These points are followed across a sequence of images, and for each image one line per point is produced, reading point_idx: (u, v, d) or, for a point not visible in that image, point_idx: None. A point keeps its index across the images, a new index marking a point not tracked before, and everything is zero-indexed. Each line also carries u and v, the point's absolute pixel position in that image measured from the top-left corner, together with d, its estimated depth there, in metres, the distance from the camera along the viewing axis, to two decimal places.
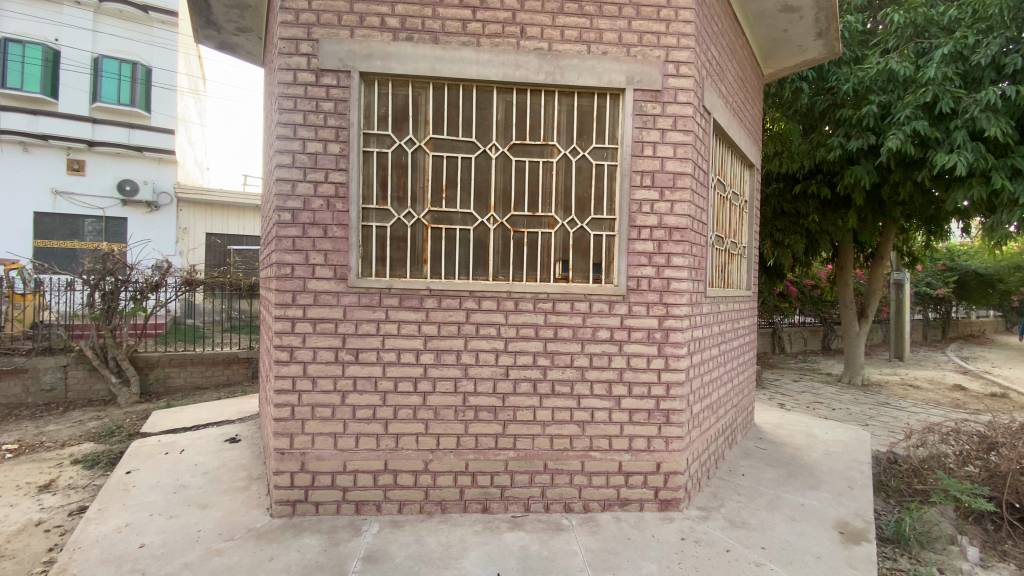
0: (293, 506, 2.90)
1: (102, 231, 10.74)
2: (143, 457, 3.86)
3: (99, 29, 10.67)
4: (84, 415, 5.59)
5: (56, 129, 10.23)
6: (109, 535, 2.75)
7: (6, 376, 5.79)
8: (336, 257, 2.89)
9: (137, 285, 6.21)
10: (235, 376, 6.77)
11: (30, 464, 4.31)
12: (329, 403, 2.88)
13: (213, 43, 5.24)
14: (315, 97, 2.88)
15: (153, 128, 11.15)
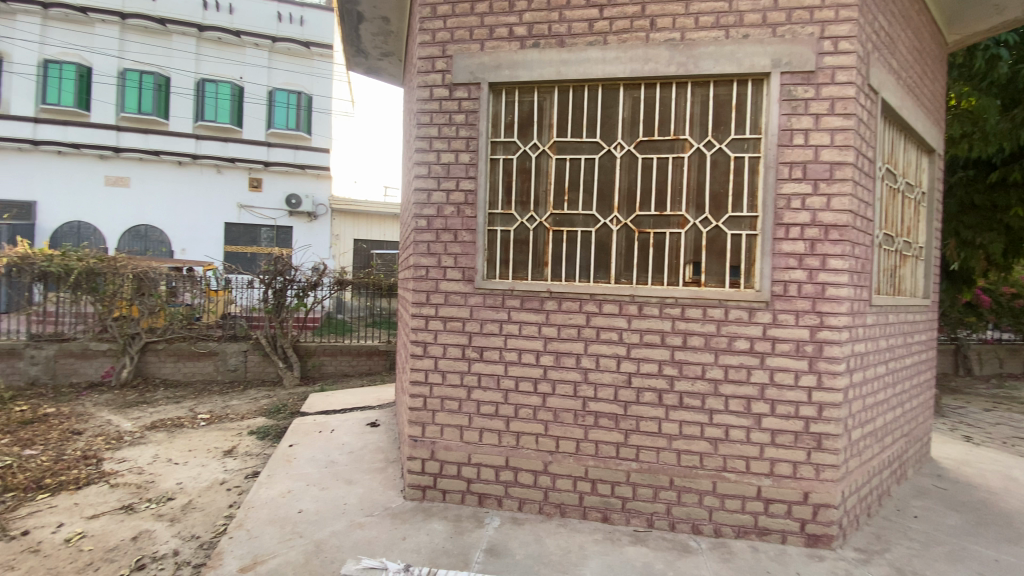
0: (423, 491, 3.08)
1: (275, 238, 12.57)
2: (302, 433, 4.42)
3: (273, 66, 12.57)
4: (258, 394, 6.61)
5: (242, 154, 12.27)
6: (275, 498, 3.19)
7: (203, 357, 7.02)
8: (464, 260, 3.02)
9: (300, 284, 7.21)
10: (376, 366, 7.56)
11: (217, 431, 5.18)
12: (456, 397, 3.02)
13: (362, 69, 5.84)
14: (449, 110, 3.05)
15: (313, 148, 12.83)
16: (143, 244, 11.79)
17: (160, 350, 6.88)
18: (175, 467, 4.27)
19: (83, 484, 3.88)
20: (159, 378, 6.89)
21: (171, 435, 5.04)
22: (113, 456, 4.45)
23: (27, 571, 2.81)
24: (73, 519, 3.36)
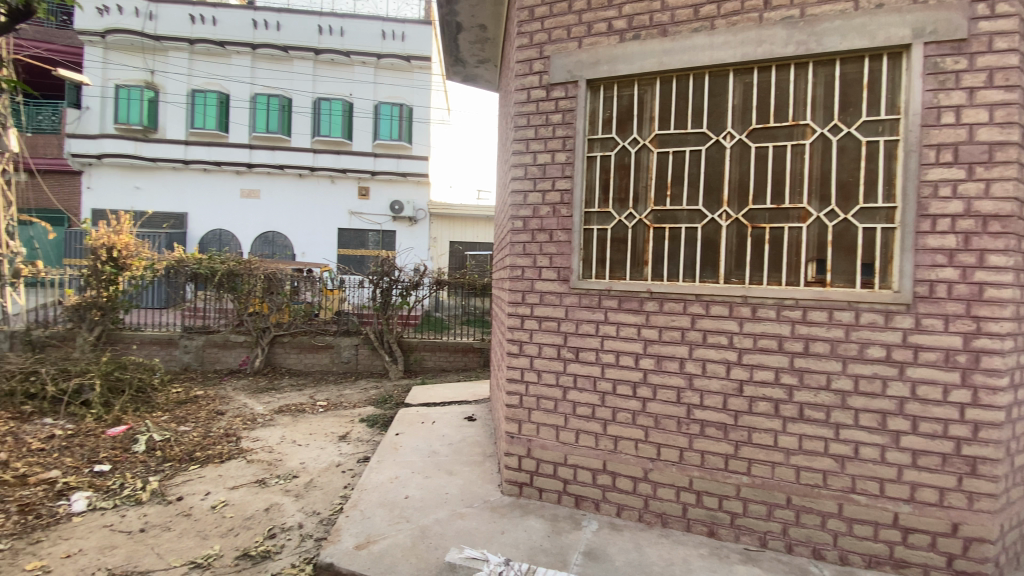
0: (520, 488, 3.13)
1: (381, 241, 13.53)
2: (406, 423, 4.69)
3: (379, 81, 13.50)
4: (368, 384, 7.15)
5: (352, 164, 13.34)
6: (384, 482, 3.41)
7: (321, 350, 7.72)
8: (560, 260, 3.01)
9: (404, 283, 7.64)
10: (471, 362, 7.86)
11: (332, 418, 5.67)
12: (552, 397, 3.02)
13: (460, 78, 6.08)
14: (546, 111, 3.07)
15: (413, 157, 13.61)
16: (271, 248, 13.23)
17: (285, 342, 7.67)
18: (298, 448, 4.74)
19: (225, 458, 4.43)
20: (284, 368, 7.69)
21: (294, 419, 5.60)
22: (248, 435, 5.04)
23: (183, 530, 3.27)
24: (217, 489, 3.85)
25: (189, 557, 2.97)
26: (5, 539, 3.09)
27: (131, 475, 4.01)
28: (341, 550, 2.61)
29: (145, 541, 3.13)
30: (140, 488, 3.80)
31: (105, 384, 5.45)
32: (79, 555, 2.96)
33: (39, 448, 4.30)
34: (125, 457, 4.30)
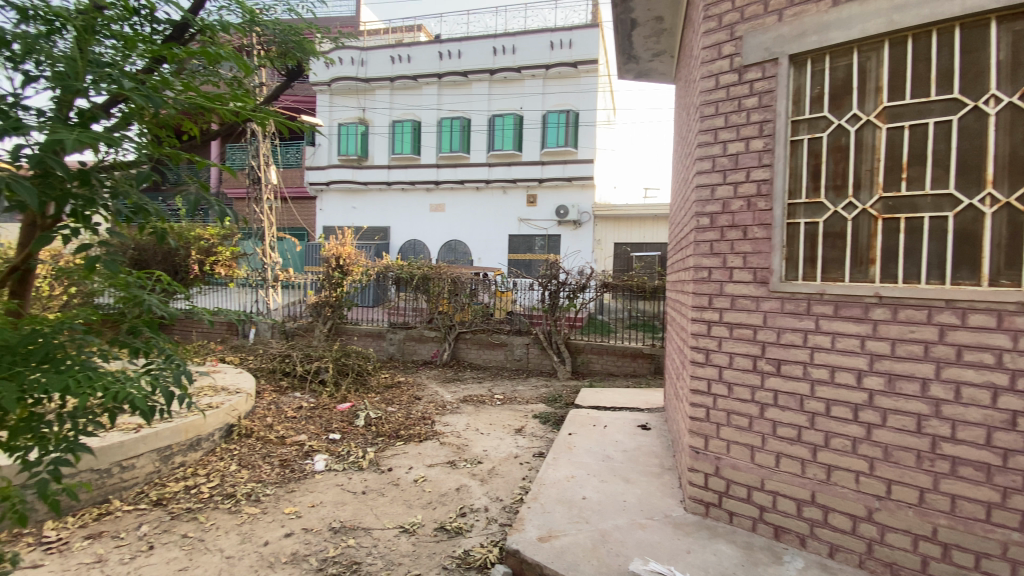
0: (706, 508, 2.90)
1: (547, 246, 13.96)
2: (579, 424, 4.73)
3: (547, 90, 13.93)
4: (539, 382, 7.44)
5: (522, 173, 14.07)
6: (563, 480, 3.49)
7: (497, 347, 8.28)
8: (756, 259, 2.71)
9: (571, 286, 7.72)
10: (641, 368, 7.56)
11: (509, 411, 6.03)
12: (746, 412, 2.74)
13: (633, 75, 5.94)
14: (738, 96, 2.80)
15: (580, 160, 13.68)
16: (452, 255, 14.67)
17: (467, 338, 8.42)
18: (481, 436, 5.14)
19: (422, 438, 5.04)
20: (467, 362, 8.43)
21: (476, 409, 6.10)
22: (440, 420, 5.65)
23: (392, 498, 3.80)
24: (417, 465, 4.39)
25: (398, 521, 3.43)
26: (272, 485, 3.97)
27: (354, 444, 4.81)
28: (527, 539, 2.74)
29: (366, 502, 3.73)
30: (360, 456, 4.54)
31: (334, 367, 6.65)
32: (321, 506, 3.65)
33: (293, 415, 5.43)
34: (349, 429, 5.19)
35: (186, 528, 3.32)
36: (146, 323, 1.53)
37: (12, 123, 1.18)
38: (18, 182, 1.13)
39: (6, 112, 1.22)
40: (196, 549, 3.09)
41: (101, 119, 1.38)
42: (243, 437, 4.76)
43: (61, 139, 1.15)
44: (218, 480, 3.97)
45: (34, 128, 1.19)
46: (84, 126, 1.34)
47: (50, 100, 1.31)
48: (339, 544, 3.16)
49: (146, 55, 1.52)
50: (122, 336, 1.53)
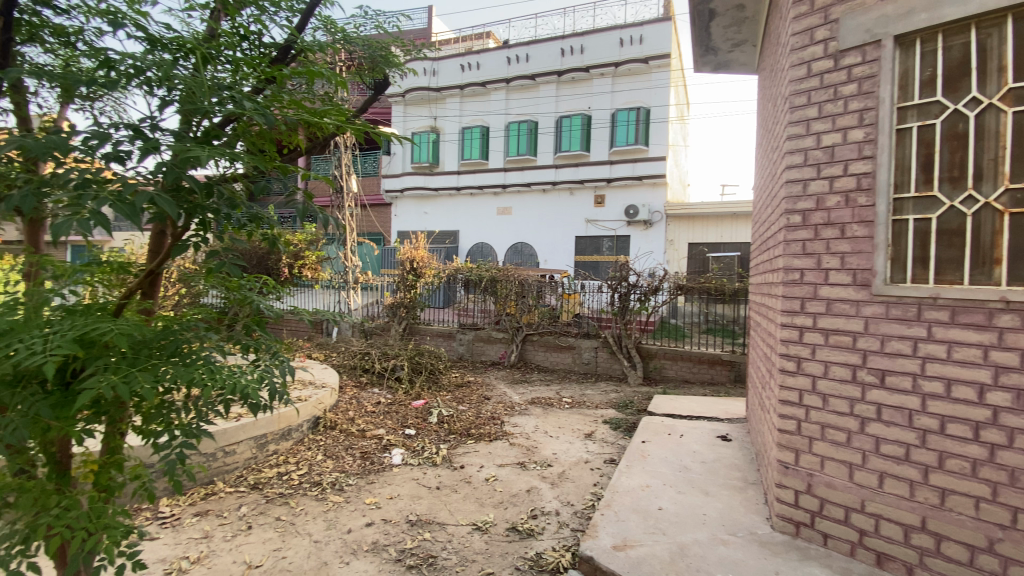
0: (797, 527, 2.70)
1: (615, 247, 13.62)
2: (653, 431, 4.58)
3: (616, 89, 13.67)
4: (608, 387, 7.28)
5: (590, 174, 13.89)
6: (637, 489, 3.40)
7: (564, 350, 8.20)
8: (856, 260, 2.49)
9: (642, 289, 7.50)
10: (719, 376, 7.18)
11: (578, 415, 5.96)
12: (843, 427, 2.52)
13: (711, 67, 5.69)
14: (834, 83, 2.59)
15: (651, 158, 13.26)
16: (518, 257, 14.74)
17: (534, 340, 8.40)
18: (551, 439, 5.13)
19: (493, 437, 5.12)
20: (534, 364, 8.43)
21: (545, 412, 6.09)
22: (509, 420, 5.71)
23: (465, 495, 3.88)
24: (489, 464, 4.47)
25: (472, 519, 3.50)
26: (354, 475, 4.20)
27: (428, 441, 4.97)
28: (601, 546, 2.70)
29: (440, 497, 3.84)
30: (434, 452, 4.69)
31: (409, 365, 6.93)
32: (398, 498, 3.81)
33: (372, 410, 5.72)
34: (424, 425, 5.38)
35: (279, 512, 3.59)
36: (257, 321, 1.66)
37: (152, 143, 1.33)
38: (162, 195, 1.27)
39: (147, 133, 1.37)
40: (288, 532, 3.34)
41: (221, 136, 1.53)
42: (328, 429, 5.08)
43: (194, 155, 1.29)
44: (306, 468, 4.27)
45: (170, 146, 1.33)
46: (209, 142, 1.49)
47: (180, 121, 1.45)
48: (416, 536, 3.29)
49: (258, 77, 1.66)
50: (235, 332, 1.67)
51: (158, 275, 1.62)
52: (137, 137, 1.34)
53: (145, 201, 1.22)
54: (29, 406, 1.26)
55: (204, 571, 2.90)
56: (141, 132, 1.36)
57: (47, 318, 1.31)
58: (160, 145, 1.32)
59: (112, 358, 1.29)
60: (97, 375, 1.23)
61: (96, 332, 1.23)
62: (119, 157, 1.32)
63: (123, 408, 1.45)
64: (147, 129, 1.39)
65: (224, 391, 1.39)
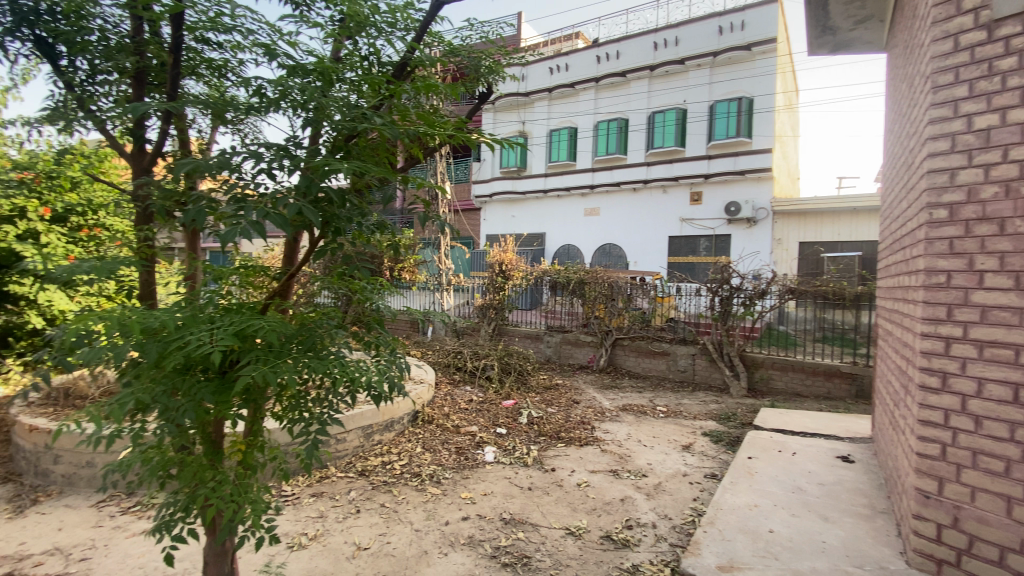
0: (939, 566, 2.36)
1: (713, 247, 12.85)
2: (760, 447, 4.25)
3: (714, 80, 12.91)
4: (707, 397, 6.87)
5: (686, 171, 13.23)
6: (743, 508, 3.17)
7: (658, 356, 7.85)
8: (1020, 260, 2.12)
9: (746, 292, 6.91)
10: (837, 391, 6.53)
11: (673, 425, 5.69)
12: (1001, 455, 2.16)
13: (827, 49, 5.17)
14: (988, 57, 2.23)
15: (755, 151, 12.35)
16: (608, 258, 14.44)
17: (625, 345, 8.17)
18: (645, 448, 4.96)
19: (584, 442, 5.05)
20: (625, 369, 8.19)
21: (638, 419, 5.90)
22: (600, 426, 5.60)
23: (557, 498, 3.87)
24: (580, 469, 4.41)
25: (565, 523, 3.48)
26: (450, 470, 4.36)
27: (520, 441, 5.02)
28: (704, 565, 2.55)
29: (532, 498, 3.87)
30: (526, 453, 4.73)
31: (499, 365, 7.06)
32: (492, 496, 3.89)
33: (465, 408, 5.91)
34: (515, 425, 5.44)
35: (383, 499, 3.82)
36: (377, 320, 1.76)
37: (296, 161, 1.48)
38: (308, 205, 1.42)
39: (291, 151, 1.52)
40: (391, 519, 3.55)
41: (351, 150, 1.65)
42: (426, 423, 5.32)
43: (333, 168, 1.40)
44: (407, 459, 4.51)
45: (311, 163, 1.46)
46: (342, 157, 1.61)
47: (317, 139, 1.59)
48: (509, 534, 3.34)
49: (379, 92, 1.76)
50: (358, 330, 1.79)
51: (292, 278, 1.80)
52: (282, 154, 1.49)
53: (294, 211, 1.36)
54: (197, 390, 1.45)
55: (320, 547, 3.17)
56: (285, 149, 1.52)
57: (210, 314, 1.51)
58: (302, 159, 1.46)
59: (260, 350, 1.44)
60: (252, 364, 1.39)
61: (251, 327, 1.39)
62: (270, 171, 1.48)
63: (267, 396, 1.63)
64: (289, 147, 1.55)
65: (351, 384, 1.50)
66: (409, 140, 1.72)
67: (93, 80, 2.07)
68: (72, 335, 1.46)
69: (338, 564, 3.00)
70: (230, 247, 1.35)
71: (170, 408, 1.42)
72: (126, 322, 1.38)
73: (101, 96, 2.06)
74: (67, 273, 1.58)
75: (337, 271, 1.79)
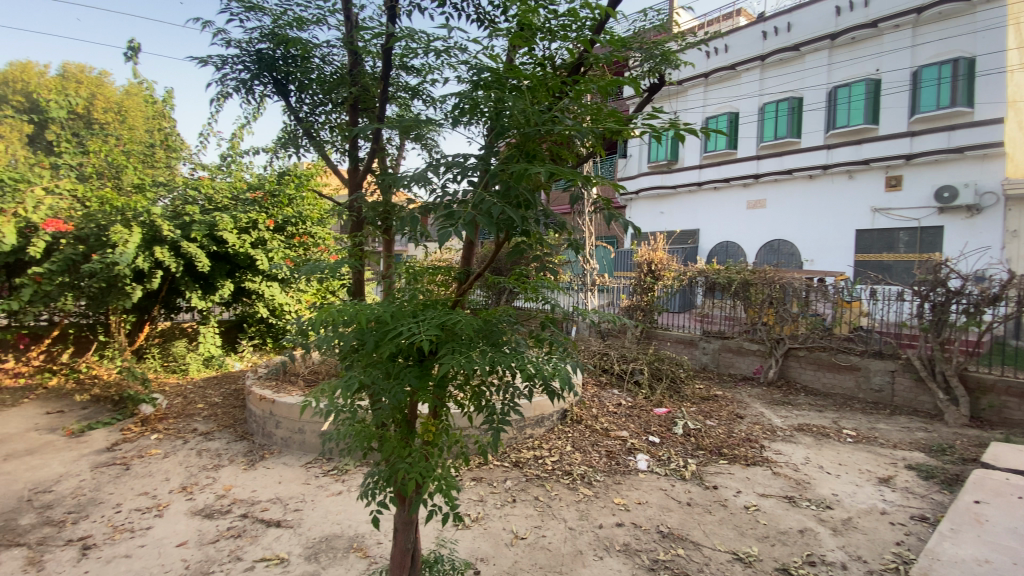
0: None
1: (917, 242, 10.77)
2: (991, 491, 3.40)
3: (918, 41, 10.75)
4: (911, 423, 5.73)
5: (878, 152, 11.20)
6: (971, 563, 2.58)
7: (844, 371, 6.76)
8: None
9: (971, 298, 5.58)
10: None
11: (865, 453, 4.86)
12: None
13: None
14: None
15: (976, 124, 9.98)
16: (776, 257, 12.99)
17: (801, 356, 7.16)
18: (828, 476, 4.32)
19: (750, 462, 4.58)
20: (800, 384, 7.18)
21: (818, 442, 5.16)
22: (770, 446, 5.02)
23: (722, 519, 3.57)
24: (747, 490, 4.02)
25: (731, 547, 3.20)
26: (602, 473, 4.31)
27: (675, 452, 4.75)
28: None
29: (692, 515, 3.63)
30: (683, 466, 4.45)
31: (650, 370, 6.78)
32: (648, 505, 3.74)
33: (615, 411, 5.77)
34: (670, 435, 5.16)
35: (536, 492, 3.93)
36: (552, 319, 1.78)
37: (482, 170, 1.56)
38: (510, 207, 1.47)
39: (485, 162, 1.59)
40: (546, 513, 3.63)
41: (540, 152, 1.64)
42: (575, 422, 5.30)
43: (529, 169, 1.43)
44: (558, 456, 4.57)
45: (504, 169, 1.51)
46: (531, 159, 1.61)
47: (506, 143, 1.64)
48: (668, 549, 3.18)
49: (556, 88, 1.71)
50: (535, 328, 1.83)
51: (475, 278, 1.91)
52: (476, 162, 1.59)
53: (498, 212, 1.40)
54: (403, 375, 1.65)
55: (480, 530, 3.37)
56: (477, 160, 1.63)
57: (414, 309, 1.69)
58: (497, 165, 1.53)
59: (456, 341, 1.58)
60: (451, 354, 1.52)
61: (451, 320, 1.52)
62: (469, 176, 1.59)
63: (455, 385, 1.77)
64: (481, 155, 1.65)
65: (533, 380, 1.54)
66: (596, 139, 1.66)
67: (315, 111, 2.48)
68: (310, 321, 1.77)
69: (498, 548, 3.17)
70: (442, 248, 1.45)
71: (384, 388, 1.63)
72: (356, 313, 1.61)
73: (324, 127, 2.45)
74: (307, 272, 1.93)
75: (515, 271, 1.84)
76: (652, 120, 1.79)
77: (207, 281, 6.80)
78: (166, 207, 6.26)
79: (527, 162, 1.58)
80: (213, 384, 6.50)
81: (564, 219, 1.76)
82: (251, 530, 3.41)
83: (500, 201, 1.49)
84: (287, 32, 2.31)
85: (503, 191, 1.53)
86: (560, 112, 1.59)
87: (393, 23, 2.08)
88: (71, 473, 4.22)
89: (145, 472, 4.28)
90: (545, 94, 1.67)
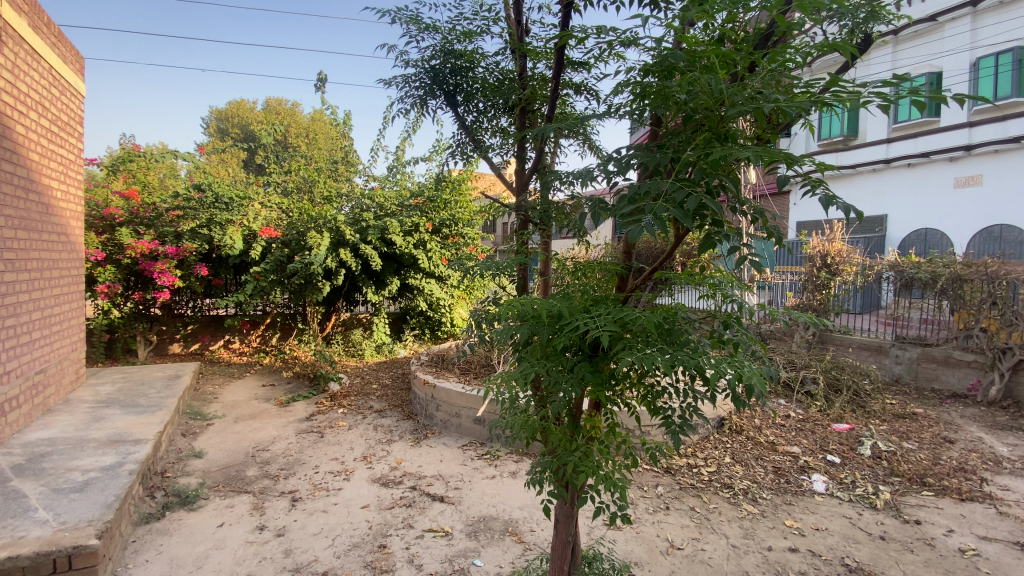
0: None
1: None
2: None
3: None
4: None
5: None
6: None
7: None
8: None
9: None
10: None
11: None
12: None
13: None
14: None
15: None
16: (996, 246, 10.42)
17: None
18: None
19: (966, 496, 3.76)
20: None
21: None
22: (995, 479, 4.06)
23: (928, 561, 3.00)
24: (963, 530, 3.31)
25: None
26: (770, 490, 3.90)
27: (861, 476, 4.10)
28: None
29: (885, 550, 3.11)
30: (873, 493, 3.83)
31: (826, 380, 5.95)
32: (828, 533, 3.29)
33: (782, 424, 5.16)
34: (853, 456, 4.47)
35: (692, 502, 3.70)
36: (736, 319, 1.66)
37: (640, 162, 1.54)
38: (706, 197, 1.38)
39: (664, 157, 1.52)
40: (704, 525, 3.40)
41: (734, 136, 1.51)
42: (734, 432, 4.87)
43: (729, 153, 1.34)
44: (715, 467, 4.24)
45: (694, 158, 1.43)
46: (724, 144, 1.50)
47: (689, 126, 1.55)
48: None
49: (740, 64, 1.54)
50: (714, 328, 1.73)
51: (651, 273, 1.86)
52: (655, 156, 1.51)
53: (695, 202, 1.32)
54: (577, 369, 1.68)
55: (634, 533, 3.29)
56: (658, 151, 1.57)
57: (585, 305, 1.73)
58: (689, 154, 1.47)
59: (629, 338, 1.57)
60: (627, 351, 1.52)
61: (627, 316, 1.53)
62: (651, 169, 1.51)
63: (626, 382, 1.77)
64: (661, 148, 1.59)
65: (716, 383, 1.47)
66: (798, 121, 1.48)
67: (480, 120, 2.63)
68: (487, 315, 1.89)
69: (653, 555, 3.06)
70: (633, 242, 1.42)
71: (558, 378, 1.67)
72: (537, 307, 1.68)
73: (489, 135, 2.61)
74: (481, 268, 2.08)
75: (693, 269, 1.75)
76: (880, 87, 1.52)
77: (379, 278, 7.71)
78: (348, 214, 7.29)
79: (718, 146, 1.47)
80: (383, 367, 7.33)
81: (762, 207, 1.54)
82: (420, 502, 3.78)
83: (692, 189, 1.41)
84: (455, 45, 2.48)
85: (693, 179, 1.46)
86: (760, 90, 1.46)
87: (568, 23, 2.10)
88: (282, 436, 5.12)
89: (335, 441, 5.00)
90: (740, 71, 1.52)
